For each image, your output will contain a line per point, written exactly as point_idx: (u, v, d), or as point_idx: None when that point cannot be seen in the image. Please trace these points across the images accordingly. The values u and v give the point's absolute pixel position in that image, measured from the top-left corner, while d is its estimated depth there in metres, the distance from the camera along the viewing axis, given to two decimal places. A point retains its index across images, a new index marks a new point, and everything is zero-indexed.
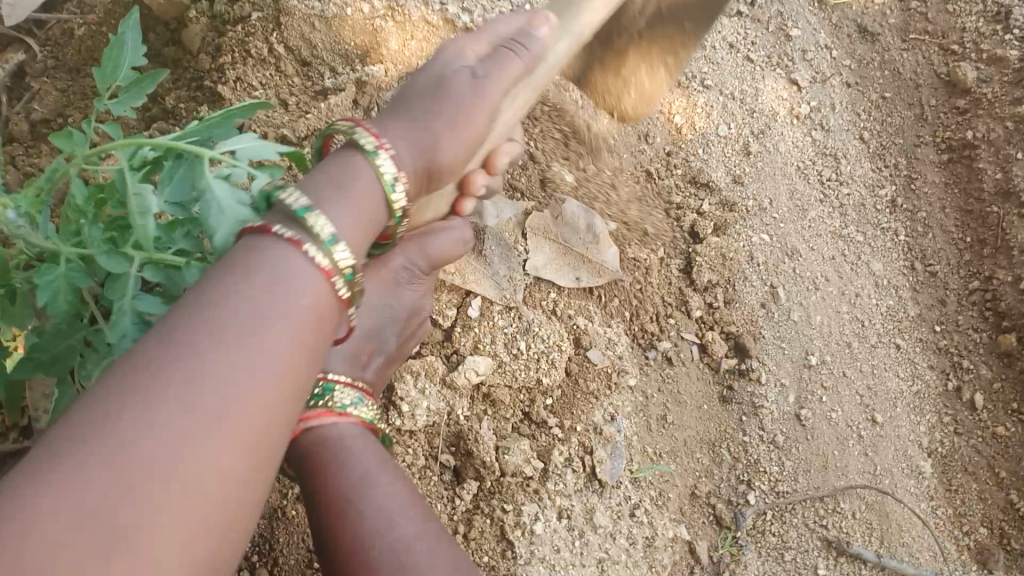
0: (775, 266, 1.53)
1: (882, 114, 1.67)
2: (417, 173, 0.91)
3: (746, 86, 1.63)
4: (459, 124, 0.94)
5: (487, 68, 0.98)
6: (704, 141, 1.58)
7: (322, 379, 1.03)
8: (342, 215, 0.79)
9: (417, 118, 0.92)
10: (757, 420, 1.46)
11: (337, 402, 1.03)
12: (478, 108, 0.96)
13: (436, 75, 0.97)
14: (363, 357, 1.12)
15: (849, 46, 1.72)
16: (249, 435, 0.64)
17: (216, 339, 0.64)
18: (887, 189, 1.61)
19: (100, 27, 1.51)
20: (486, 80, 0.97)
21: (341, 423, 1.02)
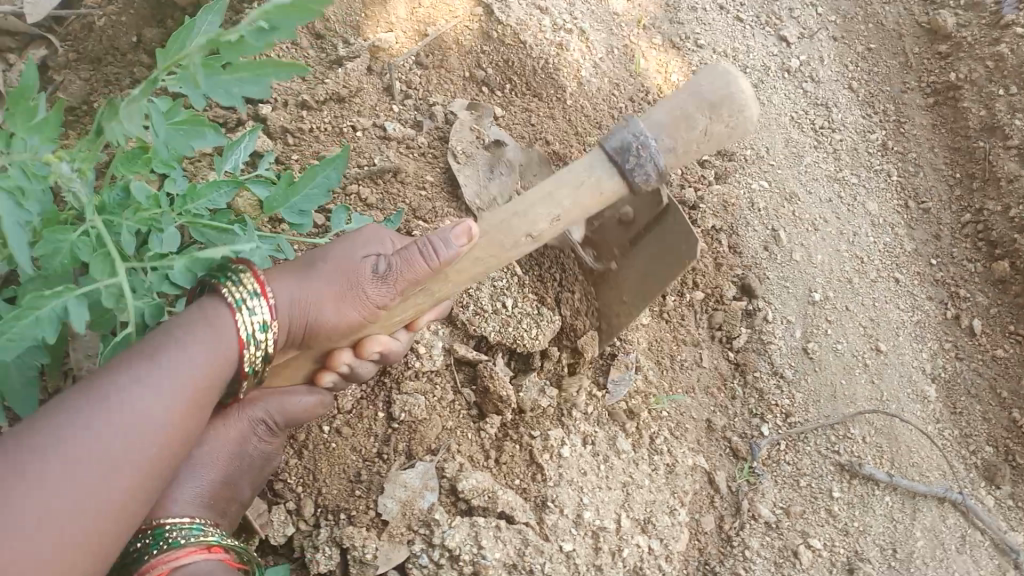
0: (775, 211, 1.61)
1: (868, 65, 1.73)
2: (284, 329, 1.05)
3: (738, 43, 1.72)
4: (336, 298, 1.06)
5: (401, 258, 1.06)
6: None
7: (188, 522, 1.08)
8: (209, 339, 0.94)
9: (303, 278, 1.06)
10: (767, 354, 1.53)
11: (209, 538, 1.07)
12: (366, 294, 1.07)
13: (340, 262, 1.08)
14: (219, 501, 1.15)
15: (833, 3, 1.78)
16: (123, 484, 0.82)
17: (99, 459, 0.80)
18: (878, 133, 1.68)
19: (120, 16, 1.62)
20: (369, 285, 1.07)
21: (201, 561, 1.04)
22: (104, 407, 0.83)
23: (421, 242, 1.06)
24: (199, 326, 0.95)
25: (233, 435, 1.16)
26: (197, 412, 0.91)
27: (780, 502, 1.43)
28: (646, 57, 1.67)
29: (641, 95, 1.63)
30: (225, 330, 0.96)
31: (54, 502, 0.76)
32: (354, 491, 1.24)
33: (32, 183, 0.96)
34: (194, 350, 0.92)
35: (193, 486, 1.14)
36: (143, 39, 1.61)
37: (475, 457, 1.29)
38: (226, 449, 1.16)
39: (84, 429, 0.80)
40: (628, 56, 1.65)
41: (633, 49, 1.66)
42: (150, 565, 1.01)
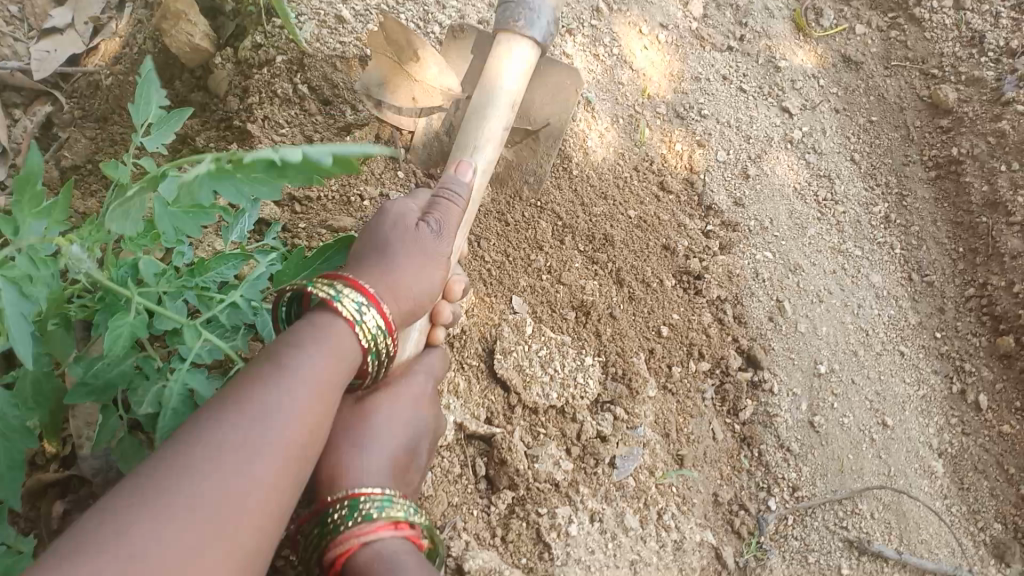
0: (780, 282, 1.60)
1: (870, 137, 1.74)
2: (395, 315, 1.07)
3: (741, 114, 1.73)
4: (425, 263, 1.14)
5: (439, 215, 1.21)
6: (705, 166, 1.67)
7: (377, 495, 0.99)
8: (326, 341, 0.92)
9: (383, 262, 1.10)
10: (773, 429, 1.50)
11: (394, 513, 0.97)
12: (440, 253, 1.17)
13: (392, 226, 1.16)
14: (403, 468, 1.11)
15: (835, 75, 1.79)
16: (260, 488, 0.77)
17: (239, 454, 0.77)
18: (880, 206, 1.68)
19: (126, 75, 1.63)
20: (432, 243, 1.16)
21: (392, 538, 0.95)
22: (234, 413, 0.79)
23: (442, 201, 1.24)
24: (312, 338, 0.92)
25: (406, 400, 1.15)
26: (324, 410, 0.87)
27: None
28: (651, 127, 1.68)
29: (646, 165, 1.64)
30: (342, 335, 0.95)
31: (208, 490, 0.72)
32: None
33: (41, 268, 0.92)
34: (309, 355, 0.89)
35: (374, 458, 1.07)
36: None
37: (481, 534, 1.26)
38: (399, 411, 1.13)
39: (217, 431, 0.77)
40: (633, 125, 1.66)
41: (637, 120, 1.67)
42: (343, 537, 0.95)
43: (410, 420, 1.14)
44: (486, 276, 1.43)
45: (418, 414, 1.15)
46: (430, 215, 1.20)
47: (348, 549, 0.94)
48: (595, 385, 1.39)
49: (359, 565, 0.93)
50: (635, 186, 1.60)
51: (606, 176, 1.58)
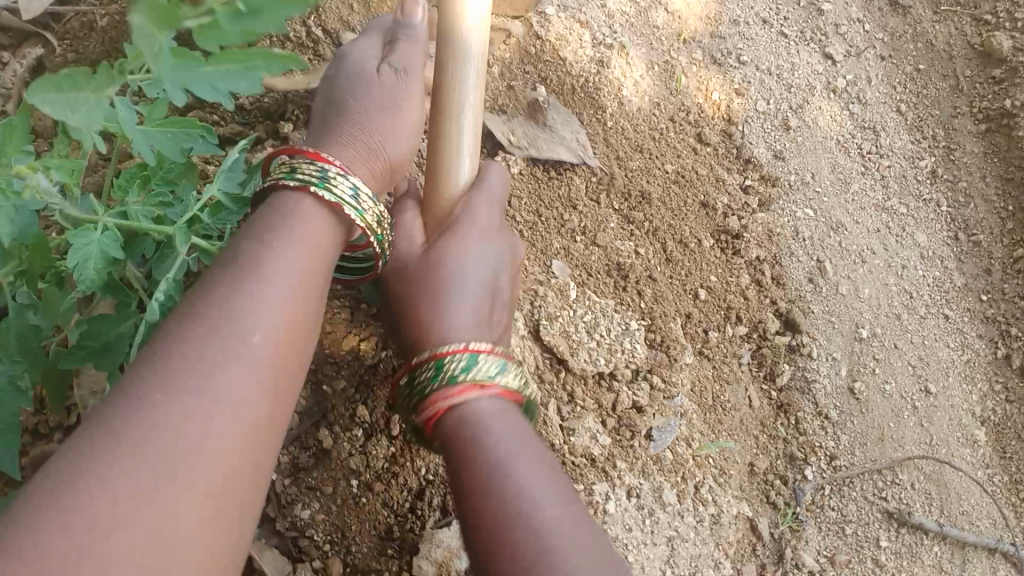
0: (821, 241, 1.53)
1: (916, 86, 1.65)
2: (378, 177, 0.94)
3: (782, 60, 1.63)
4: (397, 116, 0.97)
5: (402, 54, 1.00)
6: (744, 116, 1.59)
7: (462, 351, 0.89)
8: (300, 222, 0.79)
9: (347, 114, 0.94)
10: (811, 395, 1.45)
11: (482, 374, 0.88)
12: (411, 103, 0.99)
13: (346, 83, 0.97)
14: (488, 313, 0.98)
15: (880, 19, 1.69)
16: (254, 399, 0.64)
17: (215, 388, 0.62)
18: (927, 160, 1.61)
19: None
20: (397, 88, 0.98)
21: (483, 398, 0.88)
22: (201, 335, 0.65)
23: (400, 40, 1.03)
24: (293, 217, 0.79)
25: (474, 228, 1.02)
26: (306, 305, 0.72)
27: (825, 550, 1.38)
28: (688, 74, 1.58)
29: (682, 114, 1.55)
30: (316, 216, 0.81)
31: (189, 406, 0.60)
32: (386, 550, 1.16)
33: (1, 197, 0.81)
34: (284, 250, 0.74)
35: (469, 305, 0.96)
36: None
37: None
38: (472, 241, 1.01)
39: (181, 356, 0.63)
40: (669, 72, 1.56)
41: (673, 65, 1.57)
42: (429, 401, 0.87)
43: (485, 248, 1.01)
44: (520, 237, 1.30)
45: (487, 242, 1.02)
46: (391, 57, 1.00)
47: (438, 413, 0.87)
48: (643, 351, 1.32)
49: (449, 430, 0.87)
50: (672, 137, 1.51)
51: (643, 126, 1.49)
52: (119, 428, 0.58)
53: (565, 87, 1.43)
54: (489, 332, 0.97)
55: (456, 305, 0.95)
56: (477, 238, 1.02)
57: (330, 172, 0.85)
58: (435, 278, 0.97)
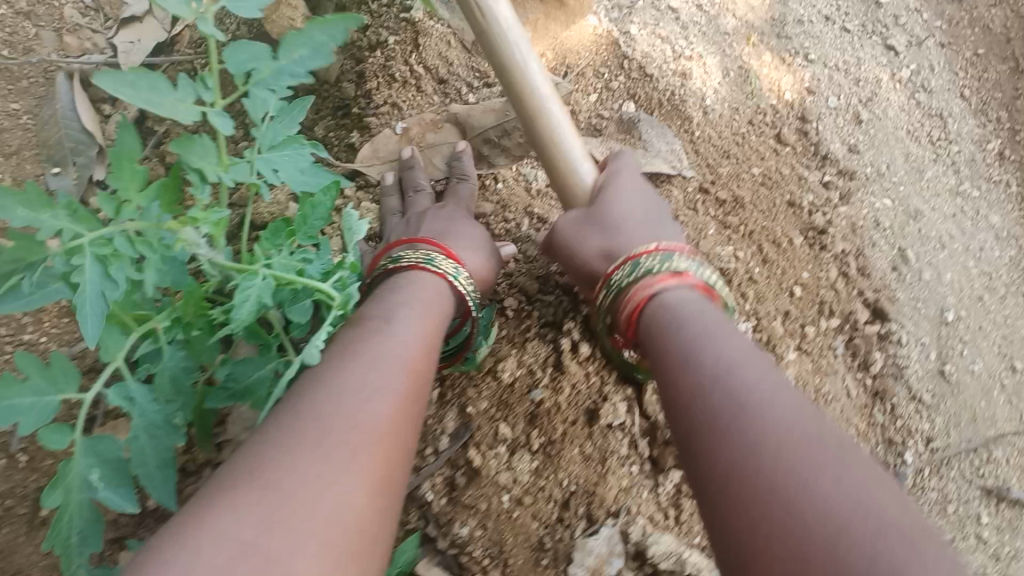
0: (901, 229, 1.59)
1: (977, 71, 1.71)
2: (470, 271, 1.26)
3: (848, 55, 1.69)
4: (467, 235, 1.31)
5: (456, 203, 1.37)
6: (817, 113, 1.63)
7: (657, 255, 1.15)
8: (431, 283, 1.20)
9: (435, 231, 1.30)
10: (904, 380, 1.52)
11: (672, 266, 1.14)
12: (476, 229, 1.33)
13: (426, 222, 1.32)
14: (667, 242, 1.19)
15: (937, 7, 1.74)
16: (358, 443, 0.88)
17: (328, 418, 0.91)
18: (994, 143, 1.66)
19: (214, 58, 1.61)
20: (463, 221, 1.33)
21: (680, 291, 1.13)
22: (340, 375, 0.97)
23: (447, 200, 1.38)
24: (410, 285, 1.18)
25: (630, 181, 1.31)
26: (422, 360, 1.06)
27: None
28: (761, 76, 1.63)
29: (760, 117, 1.60)
30: (436, 283, 1.20)
31: (314, 455, 0.84)
32: (541, 559, 1.22)
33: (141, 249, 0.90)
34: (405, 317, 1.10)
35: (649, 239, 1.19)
36: None
37: (655, 518, 1.27)
38: (627, 188, 1.29)
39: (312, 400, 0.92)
40: (743, 76, 1.62)
41: (746, 70, 1.63)
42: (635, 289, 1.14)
43: (642, 191, 1.31)
44: None
45: (641, 191, 1.30)
46: (452, 205, 1.37)
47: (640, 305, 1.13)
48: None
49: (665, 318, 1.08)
50: (752, 141, 1.57)
51: (727, 131, 1.54)
52: (274, 449, 0.85)
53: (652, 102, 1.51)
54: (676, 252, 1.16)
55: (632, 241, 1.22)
56: (632, 186, 1.30)
57: (434, 259, 1.23)
58: (609, 226, 1.24)
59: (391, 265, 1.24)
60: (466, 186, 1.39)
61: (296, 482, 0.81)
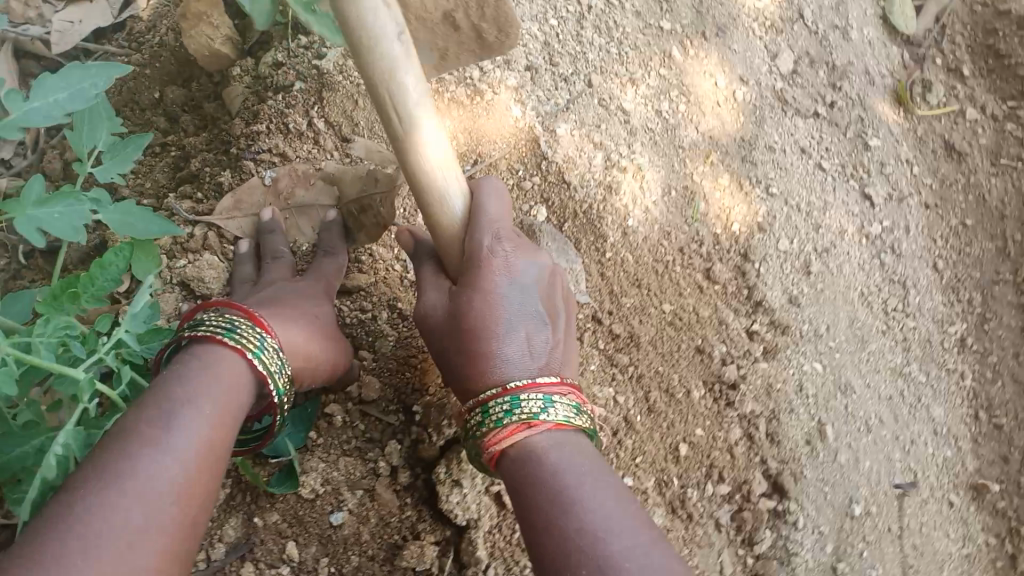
0: (826, 402, 1.41)
1: (959, 242, 1.54)
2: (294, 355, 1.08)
3: (815, 197, 1.52)
4: (307, 308, 1.18)
5: (318, 275, 1.27)
6: (761, 254, 1.47)
7: (506, 396, 1.02)
8: (220, 363, 0.95)
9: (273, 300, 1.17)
10: (790, 569, 1.33)
11: (529, 413, 1.00)
12: (321, 307, 1.21)
13: (272, 291, 1.21)
14: (533, 344, 1.08)
15: (932, 163, 1.57)
16: None
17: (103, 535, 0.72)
18: (957, 327, 1.49)
19: (146, 72, 1.56)
20: (311, 299, 1.20)
21: (535, 435, 1.00)
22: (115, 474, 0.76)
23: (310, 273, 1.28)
24: (212, 357, 0.95)
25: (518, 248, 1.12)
26: (221, 461, 0.87)
27: None
28: (708, 200, 1.48)
29: (694, 246, 1.45)
30: (232, 362, 0.96)
31: None
32: None
33: None
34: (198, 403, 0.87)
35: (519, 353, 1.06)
36: (165, 99, 1.55)
37: None
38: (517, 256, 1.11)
39: (92, 502, 0.74)
40: (687, 198, 1.47)
41: (693, 191, 1.48)
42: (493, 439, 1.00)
43: (525, 262, 1.13)
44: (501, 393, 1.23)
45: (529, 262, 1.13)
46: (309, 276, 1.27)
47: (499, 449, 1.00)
48: None
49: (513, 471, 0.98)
50: (675, 270, 1.42)
51: (648, 260, 1.42)
52: None
53: (565, 209, 1.39)
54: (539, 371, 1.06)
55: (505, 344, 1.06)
56: (518, 253, 1.11)
57: (240, 324, 1.01)
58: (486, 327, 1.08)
59: (185, 330, 0.99)
60: (331, 263, 1.29)
61: None
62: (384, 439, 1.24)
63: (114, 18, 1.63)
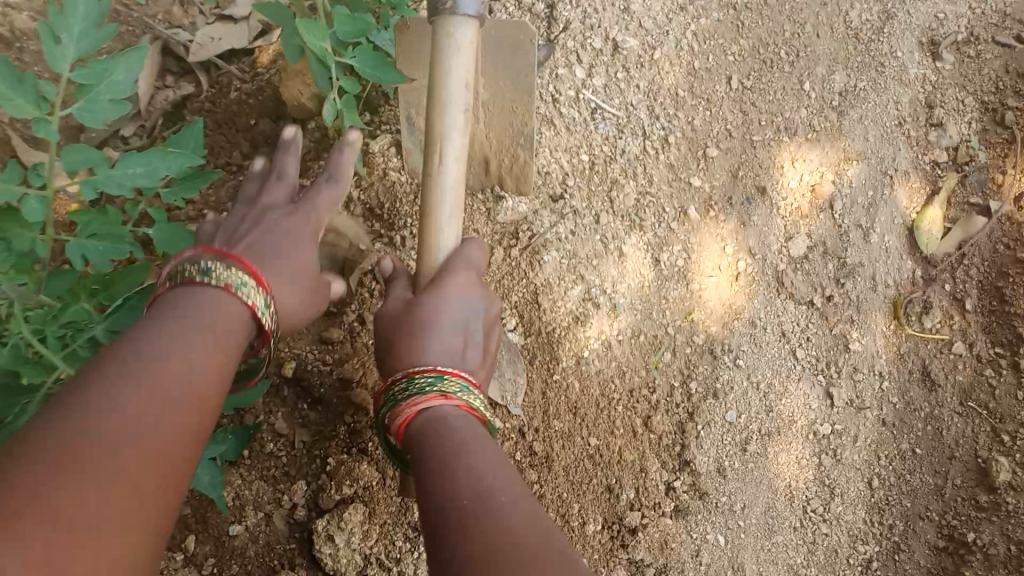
0: (714, 573, 1.50)
1: (902, 467, 1.61)
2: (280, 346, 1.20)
3: (777, 380, 1.60)
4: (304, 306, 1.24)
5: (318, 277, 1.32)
6: (706, 418, 1.55)
7: (430, 369, 1.06)
8: (200, 293, 0.95)
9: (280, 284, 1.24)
10: None
11: (449, 386, 1.05)
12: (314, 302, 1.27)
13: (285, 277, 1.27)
14: (458, 349, 1.13)
15: (903, 383, 1.64)
16: (144, 441, 0.73)
17: (81, 428, 0.70)
18: (869, 546, 1.57)
19: (245, 96, 1.75)
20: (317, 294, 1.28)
21: (445, 405, 1.02)
22: (98, 381, 0.76)
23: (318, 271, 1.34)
24: (176, 298, 0.94)
25: (468, 282, 1.19)
26: (211, 385, 0.86)
27: None
28: (674, 352, 1.58)
29: (644, 391, 1.54)
30: (227, 303, 0.96)
31: (94, 458, 0.68)
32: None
33: None
34: (212, 305, 0.94)
35: (443, 346, 1.11)
36: (253, 123, 1.74)
37: None
38: (462, 287, 1.18)
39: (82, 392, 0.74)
40: (653, 346, 1.57)
41: (662, 341, 1.57)
42: (403, 405, 1.02)
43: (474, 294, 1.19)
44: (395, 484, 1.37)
45: (477, 293, 1.20)
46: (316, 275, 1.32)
47: (407, 418, 1.02)
48: None
49: (416, 431, 1.00)
50: (614, 411, 1.52)
51: (593, 393, 1.51)
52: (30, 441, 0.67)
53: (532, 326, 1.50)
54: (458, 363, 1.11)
55: (427, 347, 1.11)
56: (468, 286, 1.19)
57: (246, 284, 1.00)
58: (427, 328, 1.13)
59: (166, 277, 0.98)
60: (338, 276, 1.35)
61: (87, 514, 0.64)
62: (295, 477, 1.41)
63: (249, 42, 1.84)
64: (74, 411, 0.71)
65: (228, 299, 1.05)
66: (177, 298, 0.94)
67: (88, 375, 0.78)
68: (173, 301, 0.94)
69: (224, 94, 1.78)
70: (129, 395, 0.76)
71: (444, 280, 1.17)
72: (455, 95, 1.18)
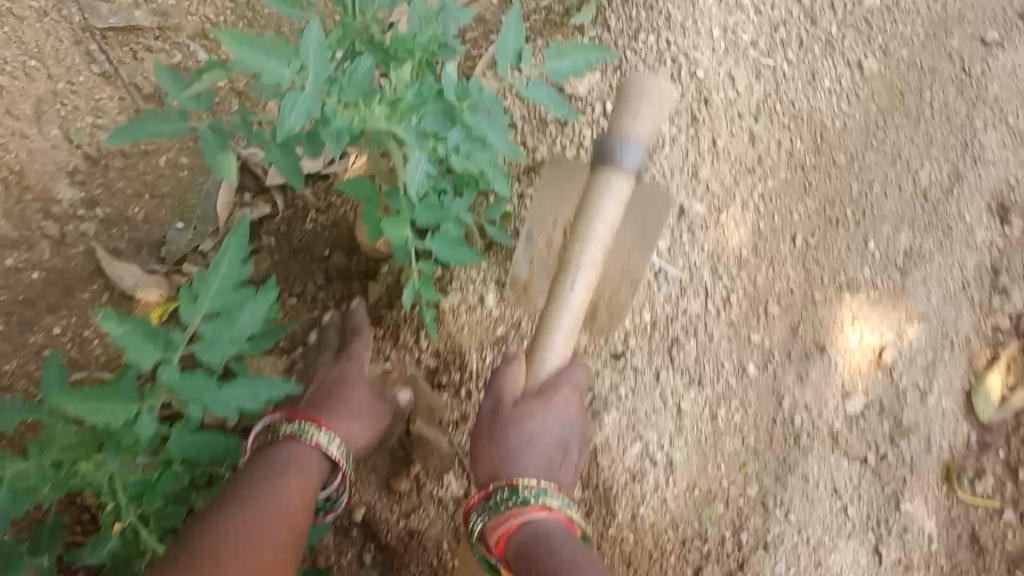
0: None
1: None
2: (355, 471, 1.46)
3: (828, 536, 1.68)
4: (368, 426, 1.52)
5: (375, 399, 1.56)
6: (756, 569, 1.66)
7: (534, 487, 1.26)
8: (277, 467, 1.27)
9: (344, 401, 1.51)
10: None
11: (528, 491, 1.25)
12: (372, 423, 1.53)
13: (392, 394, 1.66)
14: (553, 456, 1.42)
15: (952, 544, 1.70)
16: (260, 557, 1.06)
17: (207, 550, 1.03)
18: None
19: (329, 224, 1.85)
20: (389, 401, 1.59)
21: (545, 518, 1.21)
22: (220, 515, 1.11)
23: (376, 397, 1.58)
24: (275, 465, 1.28)
25: (566, 401, 1.46)
26: (296, 536, 1.16)
27: None
28: (727, 505, 1.68)
29: (696, 541, 1.66)
30: (305, 451, 1.35)
31: (197, 557, 1.01)
32: None
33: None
34: (270, 476, 1.24)
35: (534, 462, 1.37)
36: (331, 255, 1.83)
37: None
38: (565, 410, 1.45)
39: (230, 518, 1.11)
40: (707, 498, 1.67)
41: (716, 493, 1.68)
42: (501, 520, 1.23)
43: (564, 415, 1.45)
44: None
45: (569, 421, 1.46)
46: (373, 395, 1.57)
47: (511, 529, 1.22)
48: None
49: (516, 541, 1.19)
50: (669, 561, 1.65)
51: (648, 544, 1.64)
52: (184, 545, 1.04)
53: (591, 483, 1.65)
54: (549, 474, 1.39)
55: (529, 459, 1.37)
56: (571, 412, 1.46)
57: (306, 429, 1.39)
58: (523, 441, 1.39)
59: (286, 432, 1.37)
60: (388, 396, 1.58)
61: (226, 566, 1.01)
62: None
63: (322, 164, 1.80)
64: (201, 540, 1.05)
65: (297, 437, 1.36)
66: (267, 458, 1.30)
67: (200, 524, 1.09)
68: (256, 467, 1.27)
69: (299, 220, 1.82)
70: (258, 517, 1.13)
71: (550, 401, 1.44)
72: (598, 232, 1.44)
